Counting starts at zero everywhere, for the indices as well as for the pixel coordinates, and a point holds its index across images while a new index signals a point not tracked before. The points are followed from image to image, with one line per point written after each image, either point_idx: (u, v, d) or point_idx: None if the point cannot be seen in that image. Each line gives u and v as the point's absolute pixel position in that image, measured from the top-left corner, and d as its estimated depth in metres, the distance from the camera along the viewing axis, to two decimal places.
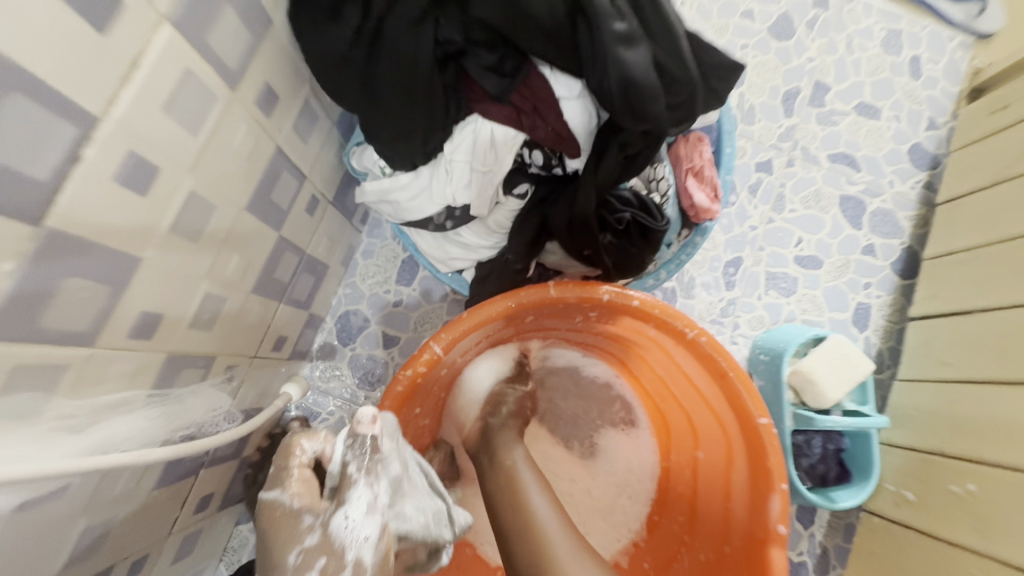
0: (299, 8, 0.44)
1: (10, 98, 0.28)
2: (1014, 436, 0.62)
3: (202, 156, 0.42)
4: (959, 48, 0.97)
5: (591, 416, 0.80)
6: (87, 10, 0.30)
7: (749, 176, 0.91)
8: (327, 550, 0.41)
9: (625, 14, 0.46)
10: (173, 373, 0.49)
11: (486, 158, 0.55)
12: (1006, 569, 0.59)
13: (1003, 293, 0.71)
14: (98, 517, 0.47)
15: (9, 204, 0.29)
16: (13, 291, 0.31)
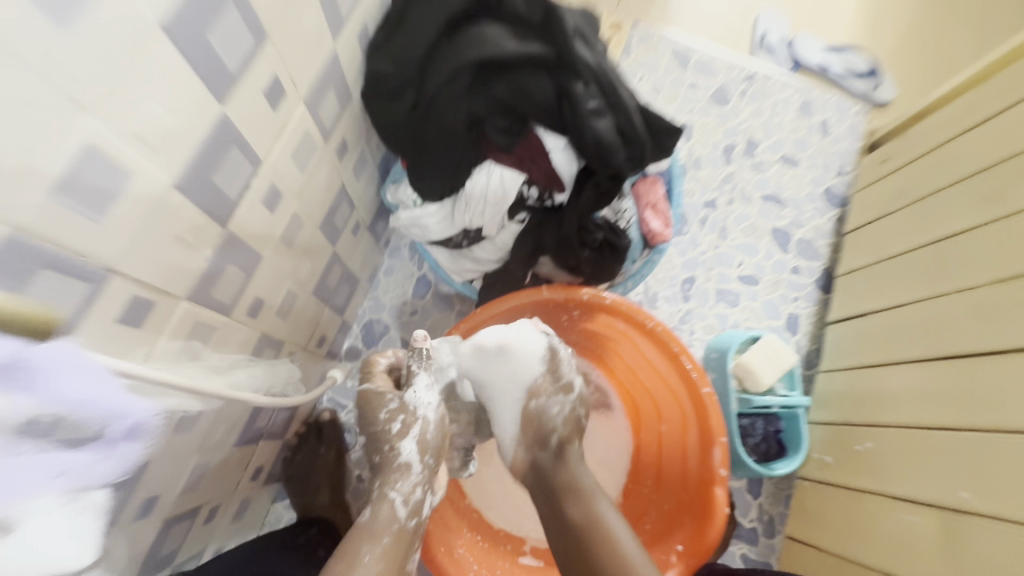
0: (372, 89, 0.64)
1: (232, 151, 0.45)
2: (885, 399, 0.83)
3: (303, 187, 0.60)
4: (859, 113, 1.22)
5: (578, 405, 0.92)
6: (272, 98, 0.48)
7: (698, 211, 1.13)
8: (404, 410, 0.65)
9: (596, 95, 0.67)
10: (263, 349, 0.65)
11: (496, 193, 0.73)
12: (881, 497, 0.78)
13: (886, 297, 0.92)
14: (204, 458, 0.62)
15: (218, 213, 0.46)
16: (206, 270, 0.48)
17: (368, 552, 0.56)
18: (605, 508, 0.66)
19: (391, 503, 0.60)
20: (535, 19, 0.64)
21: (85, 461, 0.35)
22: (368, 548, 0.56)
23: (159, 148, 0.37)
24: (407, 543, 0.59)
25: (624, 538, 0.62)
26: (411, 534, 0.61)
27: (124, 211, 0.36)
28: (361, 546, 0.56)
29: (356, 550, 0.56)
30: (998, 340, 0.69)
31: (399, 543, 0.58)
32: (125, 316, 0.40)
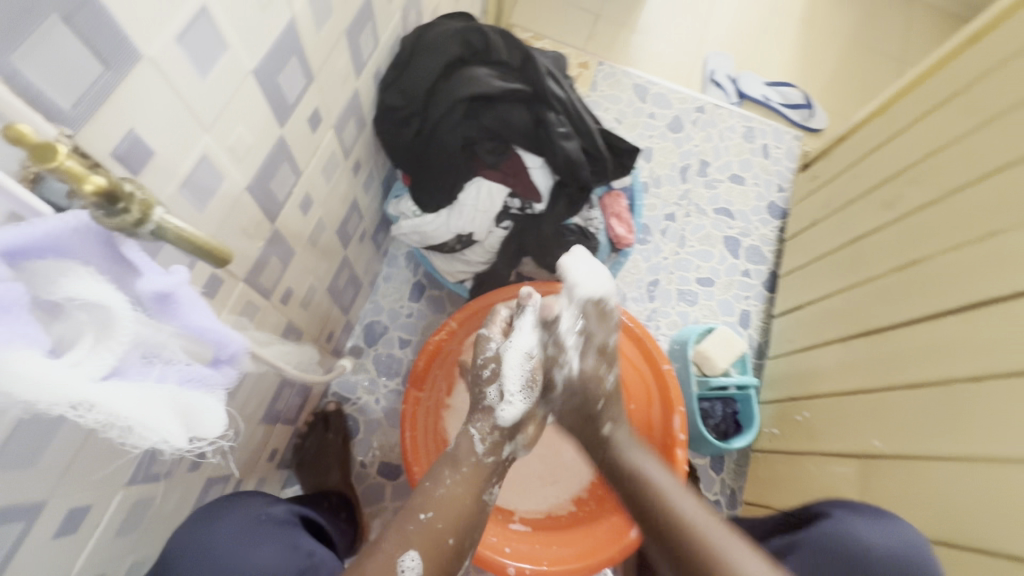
0: (383, 117, 0.77)
1: (283, 163, 0.58)
2: (822, 374, 0.99)
3: (327, 196, 0.73)
4: (792, 139, 1.41)
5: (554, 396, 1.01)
6: (312, 123, 0.61)
7: (660, 223, 1.29)
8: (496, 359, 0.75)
9: (565, 123, 0.83)
10: (288, 334, 0.76)
11: (486, 202, 0.88)
12: (819, 454, 0.92)
13: (818, 289, 1.10)
14: (239, 426, 0.72)
15: (269, 212, 0.59)
16: (258, 258, 0.60)
17: (449, 476, 0.66)
18: (631, 445, 0.72)
19: (471, 437, 0.69)
20: (515, 63, 0.81)
21: (210, 378, 0.38)
22: (449, 472, 0.66)
23: (241, 159, 0.50)
24: (485, 475, 0.68)
25: (654, 471, 0.69)
26: (489, 470, 0.68)
27: (216, 205, 0.48)
28: (444, 471, 0.66)
29: (441, 472, 0.66)
30: (902, 313, 0.87)
31: (478, 472, 0.67)
32: (206, 288, 0.52)
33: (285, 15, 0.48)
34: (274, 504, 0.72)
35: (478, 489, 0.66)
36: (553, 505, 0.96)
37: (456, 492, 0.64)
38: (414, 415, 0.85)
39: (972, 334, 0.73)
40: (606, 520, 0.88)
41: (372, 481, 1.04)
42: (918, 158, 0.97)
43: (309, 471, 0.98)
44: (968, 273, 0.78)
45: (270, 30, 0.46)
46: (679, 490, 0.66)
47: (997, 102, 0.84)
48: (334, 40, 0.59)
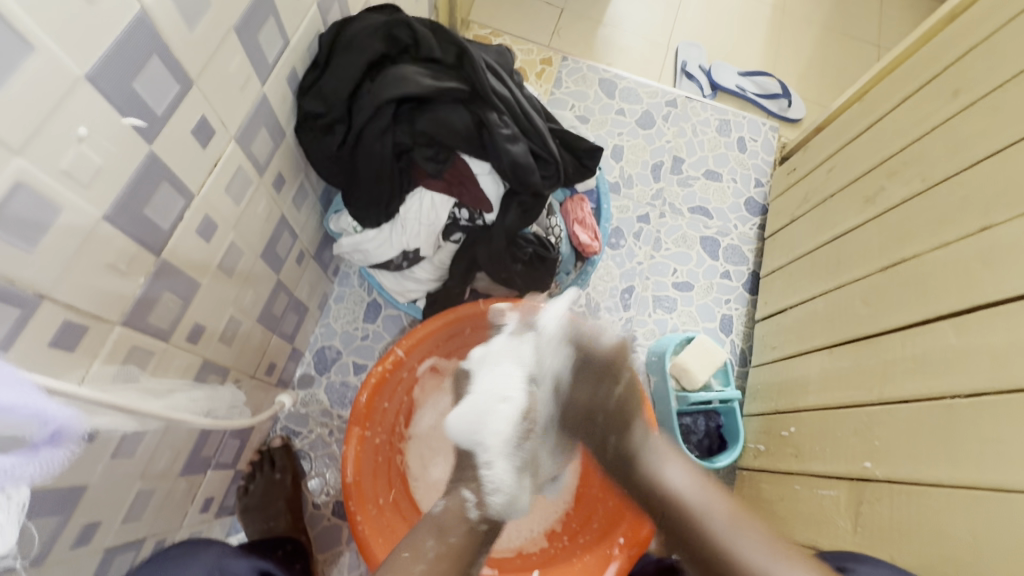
0: (304, 126, 0.68)
1: (161, 183, 0.49)
2: (810, 386, 0.91)
3: (241, 218, 0.64)
4: (770, 129, 1.33)
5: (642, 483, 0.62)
6: (201, 137, 0.52)
7: (633, 226, 1.20)
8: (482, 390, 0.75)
9: (509, 124, 0.75)
10: (205, 375, 0.68)
11: (430, 215, 0.81)
12: (811, 476, 0.85)
13: (801, 292, 1.02)
14: (146, 486, 0.63)
15: (149, 241, 0.50)
16: (141, 296, 0.51)
17: (431, 548, 0.60)
18: (647, 437, 0.64)
19: (462, 500, 0.65)
20: (451, 60, 0.73)
21: (14, 473, 0.38)
22: (433, 542, 0.60)
23: (89, 185, 0.41)
24: (475, 545, 0.62)
25: (669, 466, 0.61)
26: (481, 538, 0.63)
27: (54, 240, 0.40)
28: (427, 542, 0.60)
29: (422, 543, 0.60)
30: (893, 318, 0.79)
31: (467, 543, 0.62)
32: (56, 339, 0.43)
33: (131, 9, 0.39)
34: (238, 558, 0.66)
35: (465, 560, 0.61)
36: (526, 540, 0.87)
37: (440, 569, 0.58)
38: (359, 457, 0.76)
39: (972, 342, 0.66)
40: (577, 561, 0.78)
41: (328, 522, 0.96)
42: (898, 147, 0.90)
43: (256, 517, 0.89)
44: (962, 273, 0.71)
45: (106, 27, 0.38)
46: (701, 487, 0.59)
47: (985, 82, 0.77)
48: (220, 36, 0.49)
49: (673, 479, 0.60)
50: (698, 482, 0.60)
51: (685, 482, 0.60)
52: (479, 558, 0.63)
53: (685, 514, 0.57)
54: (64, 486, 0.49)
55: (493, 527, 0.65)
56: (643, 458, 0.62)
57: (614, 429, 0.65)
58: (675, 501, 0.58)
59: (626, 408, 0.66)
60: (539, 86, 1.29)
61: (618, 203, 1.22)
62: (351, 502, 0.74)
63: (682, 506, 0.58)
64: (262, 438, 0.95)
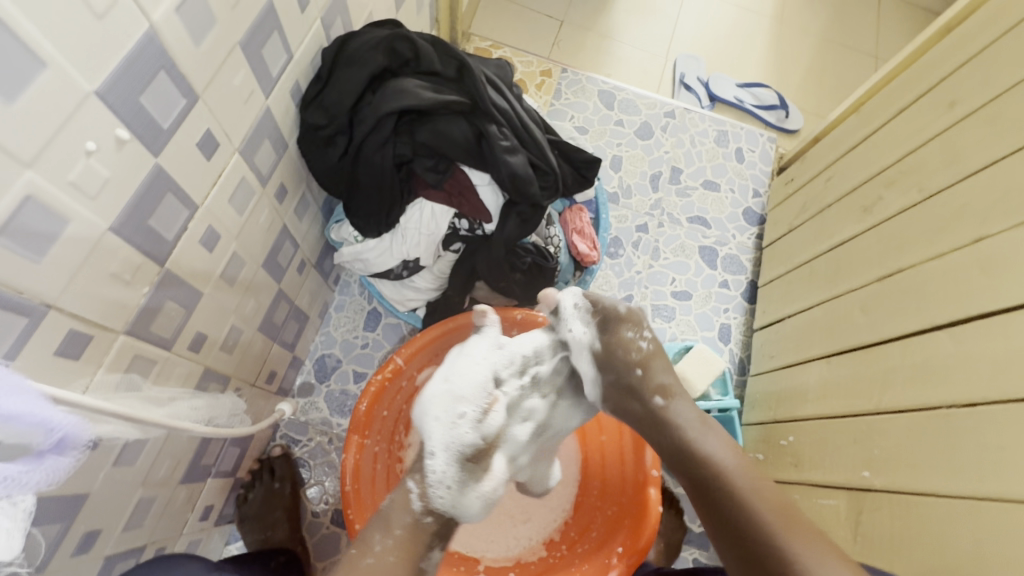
0: (306, 137, 0.70)
1: (166, 195, 0.50)
2: (808, 394, 0.91)
3: (243, 228, 0.65)
4: (768, 140, 1.35)
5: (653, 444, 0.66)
6: (206, 148, 0.53)
7: (631, 236, 1.21)
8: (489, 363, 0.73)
9: (508, 136, 0.76)
10: (206, 383, 0.68)
11: (430, 225, 0.82)
12: (810, 485, 0.85)
13: (799, 301, 1.03)
14: (147, 494, 0.63)
15: (153, 251, 0.50)
16: (145, 305, 0.52)
17: (379, 542, 0.58)
18: (685, 413, 0.66)
19: (407, 492, 0.63)
20: (451, 73, 0.75)
21: (23, 479, 0.39)
22: (380, 536, 0.58)
23: (96, 197, 0.42)
24: (424, 538, 0.60)
25: (706, 437, 0.63)
26: (429, 531, 0.61)
27: (61, 251, 0.41)
28: (374, 536, 0.58)
29: (369, 537, 0.58)
30: (890, 327, 0.80)
31: (414, 535, 0.59)
32: (62, 348, 0.44)
33: (140, 25, 0.40)
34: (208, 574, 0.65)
35: (417, 549, 0.59)
36: (524, 549, 0.86)
37: (387, 561, 0.56)
38: (357, 465, 0.77)
39: (969, 352, 0.66)
40: (576, 569, 0.78)
41: (326, 531, 0.96)
42: (895, 158, 0.91)
43: (253, 526, 0.89)
44: (958, 283, 0.71)
45: (116, 44, 0.39)
46: (738, 460, 0.60)
47: (979, 95, 0.78)
48: (227, 52, 0.50)
49: (710, 451, 0.61)
50: (739, 456, 0.60)
51: (722, 452, 0.60)
52: (431, 551, 0.61)
53: (717, 476, 0.58)
54: (67, 494, 0.50)
55: (442, 520, 0.62)
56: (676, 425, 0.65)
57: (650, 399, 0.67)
58: (709, 470, 0.59)
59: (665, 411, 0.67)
60: (539, 98, 1.31)
61: (617, 213, 1.23)
62: (350, 510, 0.74)
63: (712, 467, 0.59)
64: (261, 447, 0.95)
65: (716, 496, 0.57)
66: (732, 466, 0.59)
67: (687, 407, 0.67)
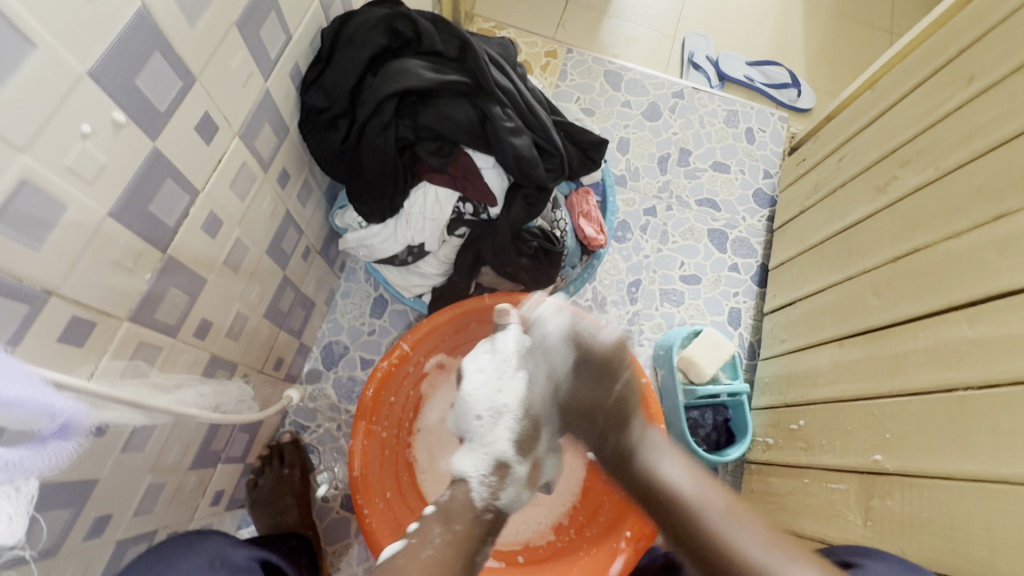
0: (308, 122, 0.69)
1: (165, 180, 0.49)
2: (819, 378, 0.90)
3: (245, 215, 0.64)
4: (780, 119, 1.31)
5: (598, 417, 0.70)
6: (205, 132, 0.52)
7: (639, 219, 1.19)
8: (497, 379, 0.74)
9: (512, 117, 0.75)
10: (213, 370, 0.68)
11: (434, 210, 0.81)
12: (820, 469, 0.84)
13: (809, 284, 1.01)
14: (157, 479, 0.64)
15: (153, 237, 0.50)
16: (148, 290, 0.52)
17: (438, 535, 0.58)
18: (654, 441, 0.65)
19: (467, 488, 0.65)
20: (453, 53, 0.73)
21: (25, 465, 0.40)
22: (439, 530, 0.58)
23: (94, 182, 0.42)
24: (481, 532, 0.61)
25: (665, 463, 0.61)
26: (487, 526, 0.62)
27: (60, 237, 0.41)
28: (433, 529, 0.58)
29: (429, 531, 0.58)
30: (903, 309, 0.78)
31: (472, 530, 0.60)
32: (65, 335, 0.44)
33: (132, 5, 0.39)
34: (238, 546, 0.66)
35: (467, 551, 0.58)
36: (533, 533, 0.86)
37: (445, 554, 0.55)
38: (365, 450, 0.77)
39: (986, 332, 0.65)
40: (584, 554, 0.78)
41: (336, 515, 0.97)
42: (911, 134, 0.88)
43: (263, 512, 0.90)
44: (975, 263, 0.69)
45: (108, 24, 0.38)
46: (706, 493, 0.57)
47: (999, 67, 0.75)
48: (222, 32, 0.49)
49: (668, 474, 0.60)
50: (695, 474, 0.60)
51: (679, 475, 0.60)
52: (483, 546, 0.61)
53: (681, 506, 0.57)
54: (75, 479, 0.50)
55: (498, 517, 0.65)
56: (639, 453, 0.63)
57: (613, 429, 0.67)
58: (665, 491, 0.59)
59: (625, 405, 0.69)
60: (544, 79, 1.28)
61: (624, 197, 1.21)
62: (359, 495, 0.75)
63: (677, 497, 0.58)
64: (271, 434, 0.96)
65: (683, 522, 0.56)
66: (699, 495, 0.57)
67: (650, 430, 0.66)
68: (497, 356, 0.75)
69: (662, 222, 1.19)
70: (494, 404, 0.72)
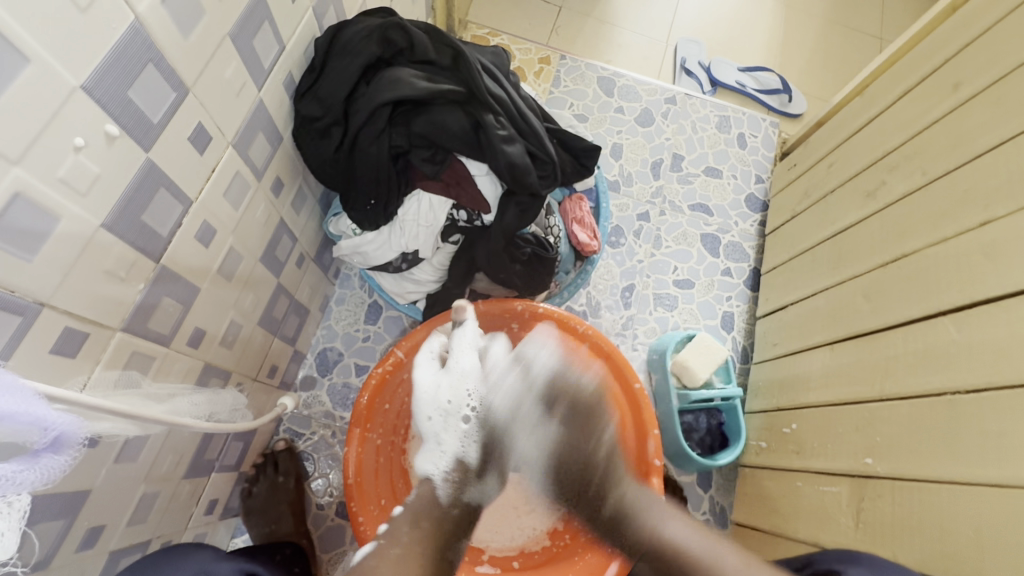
0: (302, 130, 0.69)
1: (159, 189, 0.49)
2: (810, 382, 0.91)
3: (240, 223, 0.64)
4: (771, 125, 1.33)
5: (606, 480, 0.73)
6: (198, 142, 0.52)
7: (633, 224, 1.20)
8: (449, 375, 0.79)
9: (505, 125, 0.75)
10: (207, 379, 0.68)
11: (427, 217, 0.81)
12: (813, 472, 0.85)
13: (801, 288, 1.02)
14: (150, 489, 0.63)
15: (146, 246, 0.50)
16: (141, 300, 0.52)
17: (407, 534, 0.65)
18: (653, 501, 0.69)
19: (431, 487, 0.72)
20: (446, 62, 0.74)
21: (20, 476, 0.40)
22: (408, 528, 0.66)
23: (87, 194, 0.42)
24: (450, 527, 0.68)
25: (670, 523, 0.65)
26: (454, 521, 0.69)
27: (53, 248, 0.41)
28: (402, 528, 0.66)
29: (398, 531, 0.65)
30: (893, 313, 0.79)
31: (440, 525, 0.67)
32: (58, 346, 0.44)
33: (126, 18, 0.40)
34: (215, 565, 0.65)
35: (441, 542, 0.66)
36: (528, 539, 0.86)
37: (414, 552, 0.63)
38: (360, 458, 0.80)
39: (973, 336, 0.66)
40: (579, 559, 0.78)
41: (331, 523, 0.96)
42: (899, 141, 0.89)
43: (257, 520, 0.89)
44: (963, 268, 0.70)
45: (102, 38, 0.38)
46: (703, 538, 0.62)
47: (985, 75, 0.76)
48: (216, 42, 0.50)
49: (671, 534, 0.63)
50: (699, 534, 0.63)
51: (683, 535, 0.63)
52: (458, 543, 0.67)
53: (682, 560, 0.61)
54: (67, 490, 0.50)
55: (467, 509, 0.72)
56: (636, 518, 0.67)
57: (606, 490, 0.72)
58: (675, 554, 0.61)
59: (613, 464, 0.75)
60: (538, 86, 1.29)
61: (617, 202, 1.21)
62: (353, 502, 0.77)
63: (679, 552, 0.61)
64: (265, 442, 0.96)
65: (675, 570, 0.61)
66: (705, 555, 0.60)
67: (639, 492, 0.71)
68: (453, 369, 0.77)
69: (654, 226, 1.20)
70: (441, 406, 0.77)
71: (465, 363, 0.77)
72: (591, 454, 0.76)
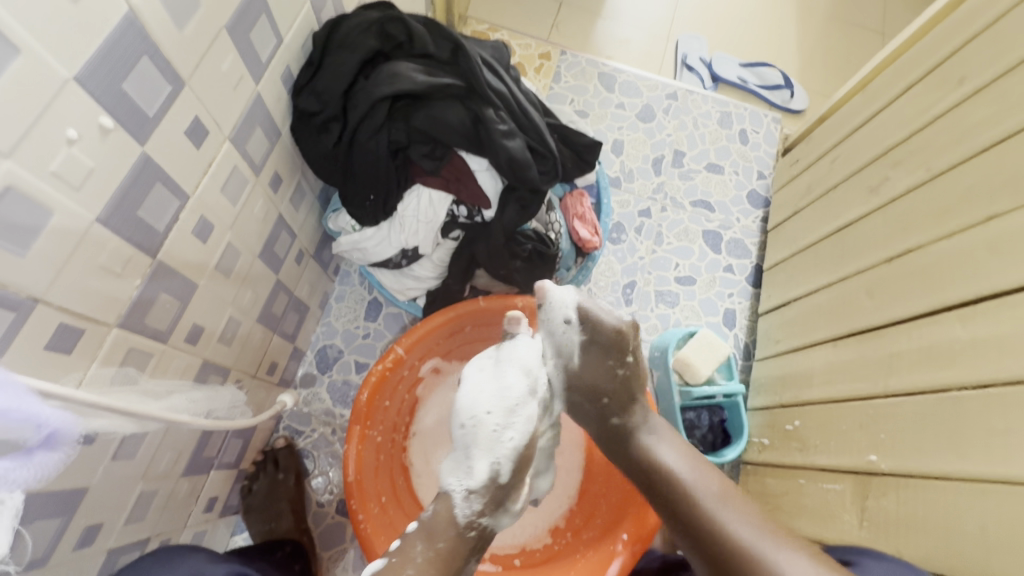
0: (300, 125, 0.68)
1: (154, 184, 0.49)
2: (811, 378, 0.91)
3: (238, 219, 0.64)
4: (773, 121, 1.32)
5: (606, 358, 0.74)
6: (194, 136, 0.51)
7: (634, 221, 1.19)
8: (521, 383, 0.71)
9: (505, 120, 0.74)
10: (205, 376, 0.68)
11: (427, 213, 0.81)
12: (815, 469, 0.84)
13: (803, 285, 1.02)
14: (148, 487, 0.63)
15: (142, 242, 0.49)
16: (138, 296, 0.51)
17: (420, 553, 0.60)
18: (659, 429, 0.74)
19: (450, 503, 0.65)
20: (446, 56, 0.73)
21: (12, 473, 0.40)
22: (422, 547, 0.61)
23: (80, 188, 0.41)
24: (463, 550, 0.63)
25: (664, 446, 0.71)
26: (469, 544, 0.64)
27: (46, 243, 0.40)
28: (416, 546, 0.61)
29: (411, 547, 0.61)
30: (896, 309, 0.78)
31: (456, 547, 0.62)
32: (52, 343, 0.44)
33: (119, 8, 0.39)
34: (215, 562, 0.65)
35: (453, 567, 0.61)
36: (529, 536, 0.86)
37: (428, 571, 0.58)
38: (360, 456, 0.77)
39: (978, 331, 0.65)
40: (580, 556, 0.78)
41: (332, 520, 0.96)
42: (902, 136, 0.88)
43: (257, 518, 0.89)
44: (968, 263, 0.70)
45: (94, 28, 0.38)
46: (694, 469, 0.69)
47: (990, 68, 0.75)
48: (212, 35, 0.49)
49: (665, 458, 0.70)
50: (708, 467, 0.69)
51: (676, 458, 0.70)
52: (467, 563, 0.64)
53: (679, 488, 0.67)
54: (63, 489, 0.49)
55: (483, 534, 0.66)
56: (639, 435, 0.73)
57: (616, 409, 0.74)
58: (677, 481, 0.67)
59: (627, 387, 0.73)
60: (538, 81, 1.28)
61: (619, 198, 1.21)
62: (353, 501, 0.74)
63: (680, 483, 0.67)
64: (265, 439, 0.95)
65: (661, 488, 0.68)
66: (703, 488, 0.66)
67: (657, 433, 0.73)
68: (496, 377, 0.70)
69: (655, 221, 1.19)
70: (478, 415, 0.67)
71: (513, 375, 0.70)
72: (601, 379, 0.74)
